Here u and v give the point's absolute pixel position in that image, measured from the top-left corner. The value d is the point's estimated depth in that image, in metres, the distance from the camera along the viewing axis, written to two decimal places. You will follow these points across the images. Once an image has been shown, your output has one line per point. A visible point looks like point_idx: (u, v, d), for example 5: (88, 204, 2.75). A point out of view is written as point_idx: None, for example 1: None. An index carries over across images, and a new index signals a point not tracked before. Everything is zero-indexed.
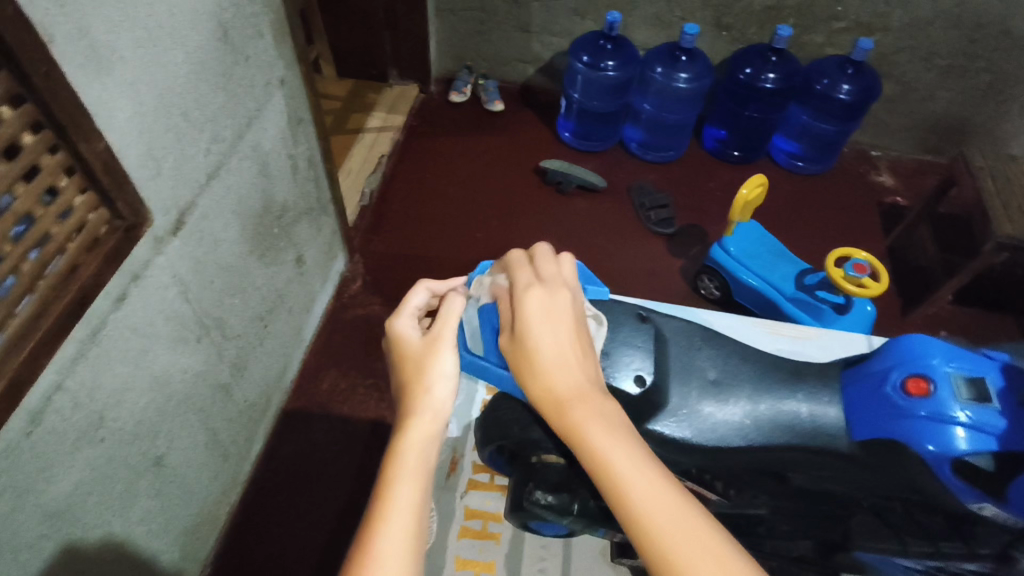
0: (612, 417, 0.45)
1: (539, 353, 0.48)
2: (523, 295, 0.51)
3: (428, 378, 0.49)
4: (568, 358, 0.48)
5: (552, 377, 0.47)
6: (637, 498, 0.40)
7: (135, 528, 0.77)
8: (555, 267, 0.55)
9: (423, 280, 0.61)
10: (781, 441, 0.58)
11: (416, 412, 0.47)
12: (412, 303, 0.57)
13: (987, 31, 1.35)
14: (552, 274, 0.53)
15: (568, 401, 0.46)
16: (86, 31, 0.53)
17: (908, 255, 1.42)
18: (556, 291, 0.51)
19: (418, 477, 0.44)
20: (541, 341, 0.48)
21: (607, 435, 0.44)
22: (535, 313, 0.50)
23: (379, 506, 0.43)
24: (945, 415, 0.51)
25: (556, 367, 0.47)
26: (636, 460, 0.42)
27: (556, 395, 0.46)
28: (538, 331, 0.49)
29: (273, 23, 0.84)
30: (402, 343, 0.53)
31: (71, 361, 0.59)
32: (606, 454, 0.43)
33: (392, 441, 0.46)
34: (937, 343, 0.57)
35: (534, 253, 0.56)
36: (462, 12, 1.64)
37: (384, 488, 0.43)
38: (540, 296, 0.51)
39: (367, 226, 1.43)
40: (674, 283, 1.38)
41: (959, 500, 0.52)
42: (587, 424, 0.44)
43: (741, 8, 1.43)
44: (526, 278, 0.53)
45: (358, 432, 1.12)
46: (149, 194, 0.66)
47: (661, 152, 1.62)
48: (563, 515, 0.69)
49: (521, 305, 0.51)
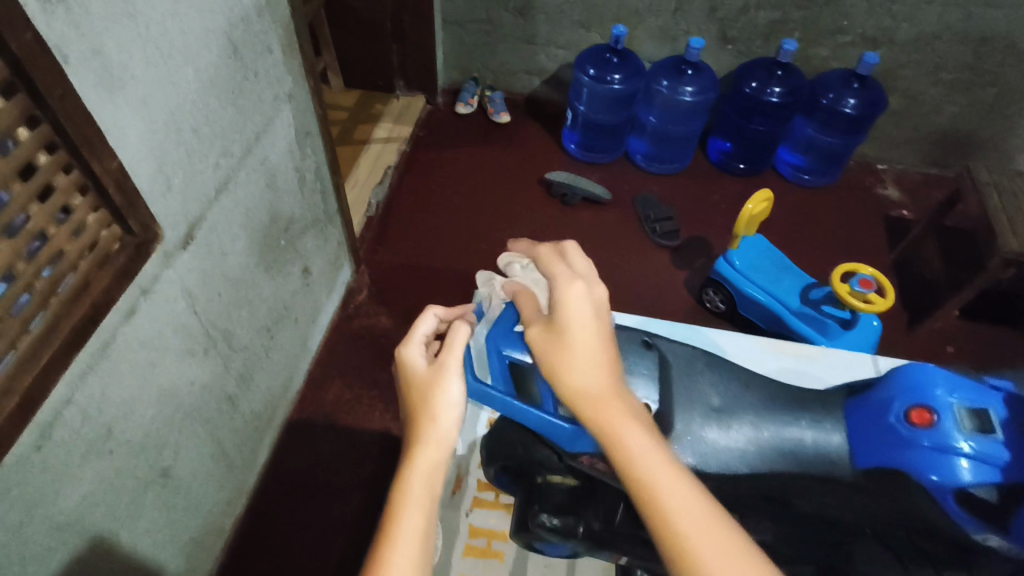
0: (640, 416, 0.47)
1: (575, 346, 0.50)
2: (563, 287, 0.53)
3: (435, 407, 0.50)
4: (601, 355, 0.50)
5: (589, 371, 0.49)
6: (663, 488, 0.42)
7: (142, 539, 0.77)
8: (582, 264, 0.58)
9: (430, 307, 0.61)
10: (782, 467, 0.61)
11: (423, 442, 0.48)
12: (419, 330, 0.57)
13: (993, 46, 1.35)
14: (586, 270, 0.56)
15: (600, 396, 0.48)
16: (100, 52, 0.54)
17: (914, 268, 1.42)
18: (593, 287, 0.54)
19: (424, 506, 0.45)
20: (580, 334, 0.50)
21: (635, 430, 0.46)
22: (574, 305, 0.52)
23: (386, 535, 0.44)
24: (949, 446, 0.53)
25: (591, 361, 0.49)
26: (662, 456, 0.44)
27: (588, 389, 0.48)
28: (578, 324, 0.51)
29: (282, 39, 0.85)
30: (410, 370, 0.53)
31: (81, 375, 0.59)
32: (635, 449, 0.45)
33: (399, 470, 0.47)
34: (940, 371, 0.58)
35: (564, 250, 0.59)
36: (468, 25, 1.66)
37: (392, 517, 0.45)
38: (580, 289, 0.53)
39: (372, 236, 1.44)
40: (679, 296, 1.38)
41: (963, 530, 0.54)
42: (618, 420, 0.46)
43: (747, 22, 1.44)
44: (561, 271, 0.55)
45: (364, 444, 1.12)
46: (159, 210, 0.67)
47: (666, 164, 1.63)
48: (568, 538, 0.72)
49: (562, 296, 0.53)
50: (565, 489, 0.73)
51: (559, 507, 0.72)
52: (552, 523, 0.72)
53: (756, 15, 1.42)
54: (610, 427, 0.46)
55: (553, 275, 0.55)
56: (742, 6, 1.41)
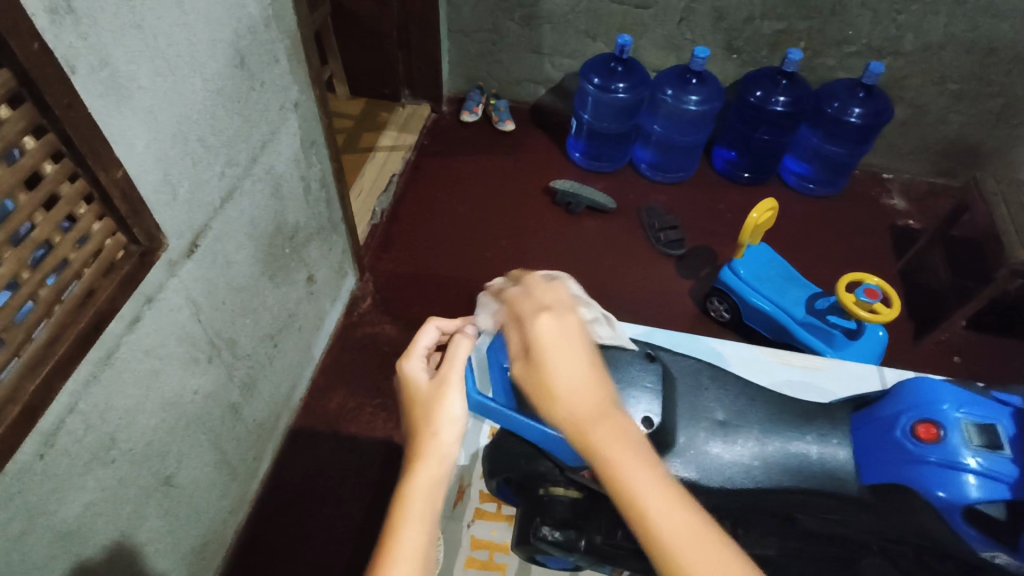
0: (632, 438, 0.44)
1: (554, 381, 0.47)
2: (533, 324, 0.50)
3: (436, 423, 0.49)
4: (583, 383, 0.47)
5: (571, 404, 0.46)
6: (664, 526, 0.40)
7: (144, 548, 0.77)
8: (552, 292, 0.55)
9: (433, 319, 0.61)
10: (786, 483, 0.61)
11: (424, 458, 0.47)
12: (421, 343, 0.57)
13: (999, 56, 1.35)
14: (554, 300, 0.53)
15: (587, 426, 0.45)
16: (107, 62, 0.54)
17: (920, 278, 1.42)
18: (563, 316, 0.51)
19: (425, 522, 0.45)
20: (557, 368, 0.47)
21: (628, 459, 0.43)
22: (548, 339, 0.49)
23: (386, 553, 0.44)
24: (956, 462, 0.52)
25: (573, 393, 0.46)
26: (660, 486, 0.42)
27: (574, 422, 0.45)
28: (554, 357, 0.48)
29: (289, 49, 0.86)
30: (412, 385, 0.53)
31: (85, 383, 0.60)
32: (631, 482, 0.42)
33: (399, 486, 0.47)
34: (947, 386, 0.57)
35: (531, 282, 0.56)
36: (474, 34, 1.66)
37: (392, 533, 0.45)
38: (551, 321, 0.50)
39: (377, 244, 1.45)
40: (683, 305, 1.37)
41: (971, 547, 0.53)
42: (608, 449, 0.43)
43: (752, 31, 1.44)
44: (530, 307, 0.52)
45: (367, 452, 1.12)
46: (164, 219, 0.67)
47: (671, 173, 1.62)
48: (569, 552, 0.73)
49: (533, 333, 0.50)
50: (569, 502, 0.73)
51: (562, 520, 0.73)
52: (554, 536, 0.72)
53: (762, 24, 1.42)
54: (600, 460, 0.43)
55: (522, 312, 0.52)
56: (747, 15, 1.41)
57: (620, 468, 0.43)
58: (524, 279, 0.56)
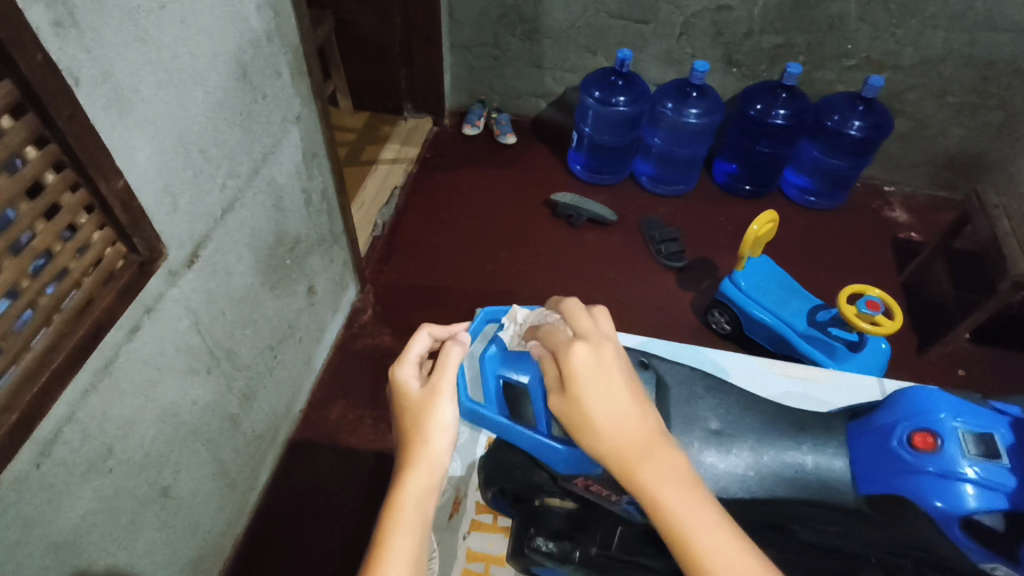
0: (677, 472, 0.46)
1: (593, 413, 0.46)
2: (569, 353, 0.49)
3: (427, 431, 0.49)
4: (627, 418, 0.47)
5: (612, 440, 0.46)
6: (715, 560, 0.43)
7: (140, 560, 0.77)
8: (591, 322, 0.53)
9: (425, 325, 0.61)
10: (783, 494, 0.60)
11: (414, 466, 0.47)
12: (414, 350, 0.56)
13: (998, 70, 1.35)
14: (591, 329, 0.52)
15: (635, 465, 0.45)
16: (110, 74, 0.55)
17: (923, 291, 1.41)
18: (601, 347, 0.49)
19: (416, 528, 0.46)
20: (596, 402, 0.47)
21: (676, 495, 0.45)
22: (586, 371, 0.48)
23: (373, 563, 0.44)
24: (953, 471, 0.52)
25: (614, 426, 0.46)
26: (704, 515, 0.44)
27: (618, 459, 0.46)
28: (592, 389, 0.47)
29: (291, 62, 0.87)
30: (404, 392, 0.52)
31: (83, 393, 0.60)
32: (680, 515, 0.44)
33: (389, 494, 0.47)
34: (945, 396, 0.57)
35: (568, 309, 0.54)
36: (476, 49, 1.68)
37: (381, 540, 0.45)
38: (589, 352, 0.49)
39: (378, 256, 1.45)
40: (684, 317, 1.37)
41: (970, 559, 0.52)
42: (656, 486, 0.45)
43: (751, 46, 1.45)
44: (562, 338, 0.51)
45: (364, 464, 1.12)
46: (164, 230, 0.68)
47: (671, 186, 1.63)
48: (563, 564, 0.72)
49: (568, 364, 0.48)
50: (564, 513, 0.74)
51: (556, 531, 0.73)
52: (548, 547, 0.72)
53: (761, 39, 1.43)
54: (647, 495, 0.45)
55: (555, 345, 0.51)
56: (747, 30, 1.42)
57: (669, 505, 0.44)
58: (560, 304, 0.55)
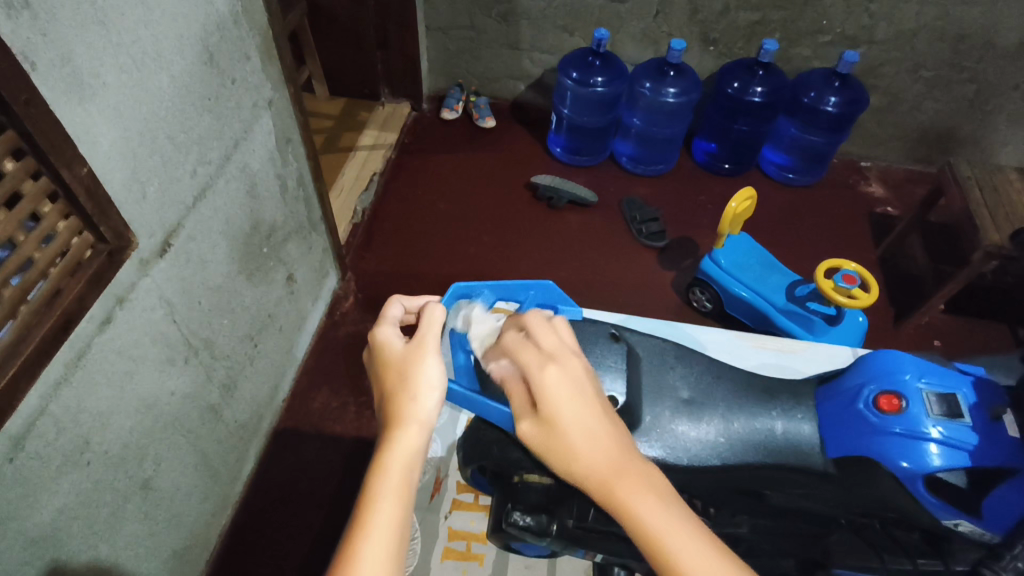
0: (653, 483, 0.43)
1: (565, 432, 0.45)
2: (539, 375, 0.48)
3: (415, 385, 0.48)
4: (599, 433, 0.45)
5: (583, 455, 0.44)
6: (697, 574, 0.39)
7: (123, 553, 0.76)
8: (555, 337, 0.52)
9: (396, 296, 0.61)
10: (752, 459, 0.61)
11: (403, 422, 0.46)
12: (391, 314, 0.57)
13: (971, 43, 1.36)
14: (556, 345, 0.51)
15: (610, 481, 0.43)
16: (68, 59, 0.53)
17: (899, 264, 1.43)
18: (569, 365, 0.49)
19: (402, 485, 0.43)
20: (568, 422, 0.46)
21: (656, 508, 0.42)
22: (556, 392, 0.47)
23: (360, 517, 0.42)
24: (918, 431, 0.55)
25: (586, 443, 0.45)
26: (685, 530, 0.41)
27: (589, 472, 0.44)
28: (562, 408, 0.46)
29: (260, 45, 0.85)
30: (385, 350, 0.52)
31: (55, 386, 0.59)
32: (659, 531, 0.41)
33: (377, 452, 0.45)
34: (910, 359, 0.60)
35: (532, 326, 0.53)
36: (452, 31, 1.66)
37: (368, 497, 0.43)
38: (557, 371, 0.48)
39: (359, 243, 1.44)
40: (666, 297, 1.38)
41: (935, 517, 0.55)
42: (632, 501, 0.42)
43: (727, 23, 1.44)
44: (530, 358, 0.50)
45: (349, 451, 1.12)
46: (134, 218, 0.67)
47: (651, 166, 1.63)
48: (541, 537, 0.72)
49: (538, 386, 0.48)
50: (542, 489, 0.73)
51: (534, 505, 0.72)
52: (525, 521, 0.72)
53: (736, 16, 1.43)
54: (625, 513, 0.42)
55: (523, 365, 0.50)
56: (723, 7, 1.42)
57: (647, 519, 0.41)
58: (524, 320, 0.54)
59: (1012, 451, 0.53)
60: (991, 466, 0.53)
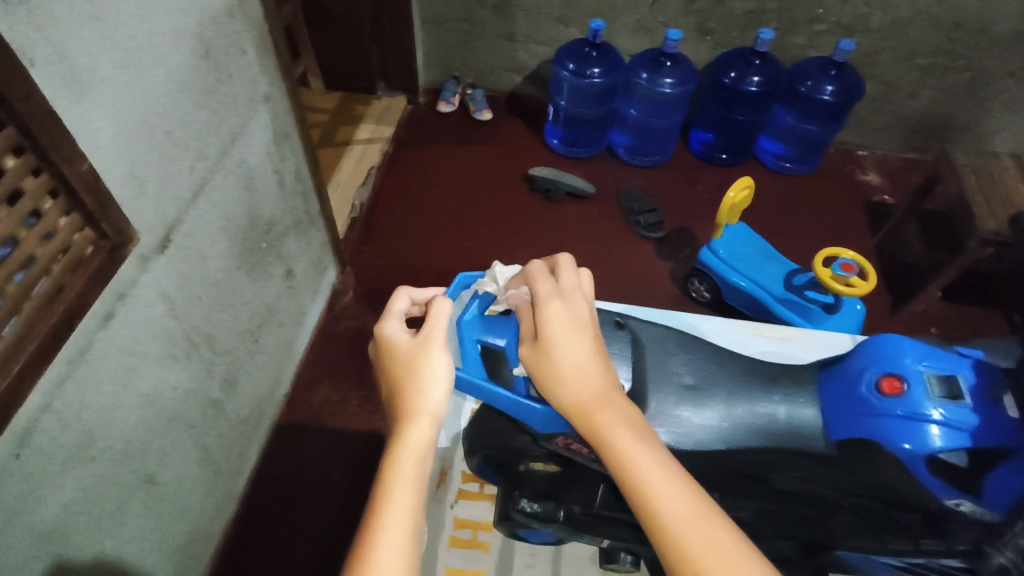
0: (633, 421, 0.46)
1: (559, 359, 0.48)
2: (544, 307, 0.52)
3: (423, 378, 0.49)
4: (589, 370, 0.48)
5: (571, 385, 0.48)
6: (663, 503, 0.41)
7: (127, 548, 0.76)
8: (573, 280, 0.55)
9: (401, 288, 0.61)
10: (757, 443, 0.62)
11: (414, 417, 0.47)
12: (396, 308, 0.57)
13: (965, 30, 1.37)
14: (570, 286, 0.54)
15: (590, 410, 0.46)
16: (65, 54, 0.53)
17: (895, 252, 1.44)
18: (575, 305, 0.52)
19: (414, 482, 0.44)
20: (563, 351, 0.49)
21: (632, 442, 0.44)
22: (558, 323, 0.50)
23: (375, 512, 0.42)
24: (919, 414, 0.55)
25: (575, 374, 0.48)
26: (657, 461, 0.43)
27: (573, 399, 0.47)
28: (560, 338, 0.49)
29: (255, 39, 0.84)
30: (391, 345, 0.52)
31: (58, 382, 0.59)
32: (631, 458, 0.43)
33: (390, 445, 0.46)
34: (910, 343, 0.61)
35: (558, 263, 0.56)
36: (447, 24, 1.65)
37: (380, 495, 0.43)
38: (561, 307, 0.51)
39: (356, 237, 1.44)
40: (664, 287, 1.38)
41: (937, 497, 0.56)
42: (610, 431, 0.45)
43: (723, 12, 1.44)
44: (544, 290, 0.53)
45: (352, 445, 1.12)
46: (133, 213, 0.66)
47: (649, 157, 1.63)
48: (548, 523, 0.73)
49: (542, 315, 0.51)
50: (547, 476, 0.74)
51: (539, 493, 0.74)
52: (532, 508, 0.73)
53: (732, 5, 1.42)
54: (602, 442, 0.45)
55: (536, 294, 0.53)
56: None
57: (622, 448, 0.44)
58: (550, 260, 0.57)
59: (1013, 433, 0.54)
60: (993, 446, 0.54)
